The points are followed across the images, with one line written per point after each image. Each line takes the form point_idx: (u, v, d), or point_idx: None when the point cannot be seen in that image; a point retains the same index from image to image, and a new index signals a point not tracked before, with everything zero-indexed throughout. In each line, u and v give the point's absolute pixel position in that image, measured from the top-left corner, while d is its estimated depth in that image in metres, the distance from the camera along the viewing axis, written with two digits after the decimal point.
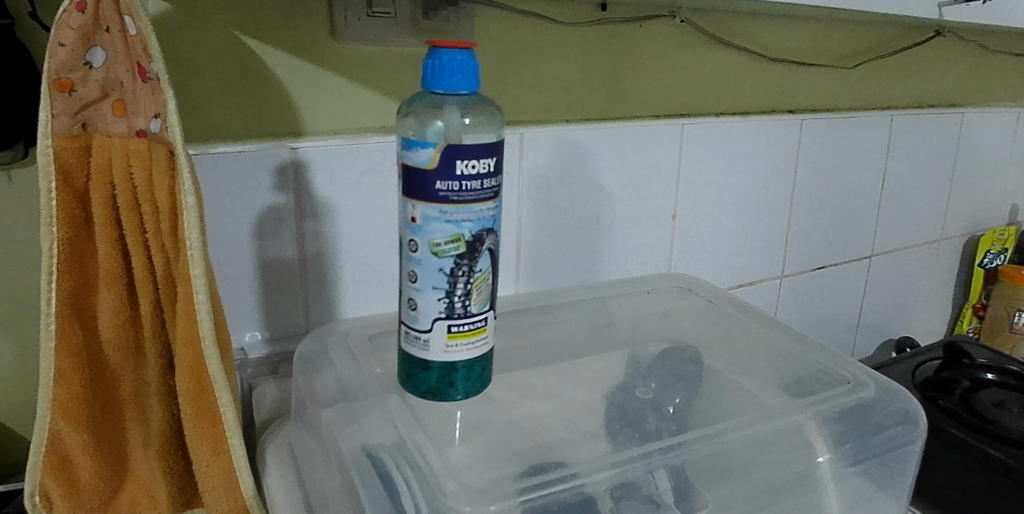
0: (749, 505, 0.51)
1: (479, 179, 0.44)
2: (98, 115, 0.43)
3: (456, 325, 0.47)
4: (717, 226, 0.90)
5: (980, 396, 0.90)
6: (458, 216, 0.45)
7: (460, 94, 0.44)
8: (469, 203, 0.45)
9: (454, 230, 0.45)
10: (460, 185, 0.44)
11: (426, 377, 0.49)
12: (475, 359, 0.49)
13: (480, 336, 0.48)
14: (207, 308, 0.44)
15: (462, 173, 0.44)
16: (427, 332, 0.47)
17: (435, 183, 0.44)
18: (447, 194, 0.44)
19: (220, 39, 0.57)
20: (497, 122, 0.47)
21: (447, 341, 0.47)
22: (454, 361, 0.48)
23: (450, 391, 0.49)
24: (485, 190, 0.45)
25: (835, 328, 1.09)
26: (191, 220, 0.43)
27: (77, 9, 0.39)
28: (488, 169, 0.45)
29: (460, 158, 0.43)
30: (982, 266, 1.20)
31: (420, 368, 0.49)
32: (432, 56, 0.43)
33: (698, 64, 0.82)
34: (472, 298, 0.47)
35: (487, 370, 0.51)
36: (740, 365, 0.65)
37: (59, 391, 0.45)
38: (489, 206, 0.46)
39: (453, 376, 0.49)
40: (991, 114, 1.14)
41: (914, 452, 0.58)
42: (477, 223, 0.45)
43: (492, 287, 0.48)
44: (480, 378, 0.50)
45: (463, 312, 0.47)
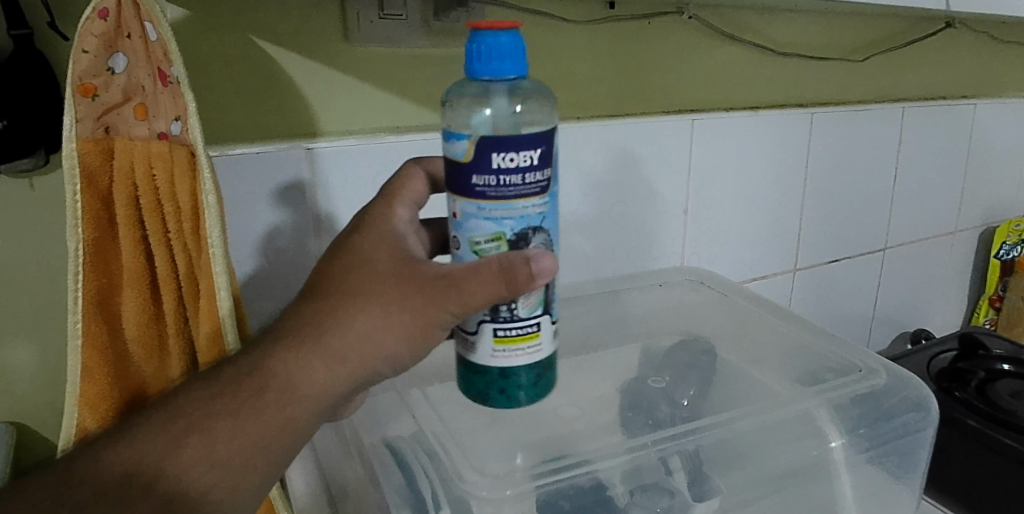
0: (762, 489, 0.53)
1: (519, 172, 0.42)
2: (120, 119, 0.44)
3: (501, 331, 0.45)
4: (730, 220, 0.90)
5: (996, 387, 0.89)
6: (498, 213, 0.43)
7: (508, 80, 0.42)
8: (507, 199, 0.43)
9: (494, 228, 0.43)
10: (498, 179, 0.42)
11: (478, 381, 0.47)
12: (526, 366, 0.46)
13: (533, 342, 0.46)
14: (228, 306, 0.46)
15: (498, 167, 0.42)
16: (472, 335, 0.46)
17: (471, 178, 0.42)
18: (484, 189, 0.42)
19: (237, 44, 0.59)
20: (546, 104, 0.45)
21: (492, 346, 0.45)
22: (501, 368, 0.46)
23: (498, 398, 0.47)
24: (527, 185, 0.43)
25: (851, 320, 1.09)
26: (212, 219, 0.45)
27: (99, 17, 0.41)
28: (529, 161, 0.42)
29: (496, 151, 0.42)
30: (999, 257, 1.18)
31: (468, 369, 0.47)
32: (474, 39, 0.41)
33: (708, 60, 0.83)
34: (518, 302, 0.45)
35: (546, 378, 0.48)
36: (753, 356, 0.65)
37: (88, 387, 0.46)
38: (534, 203, 0.43)
39: (503, 383, 0.47)
40: (1003, 105, 1.13)
41: (928, 438, 0.59)
42: (518, 222, 0.43)
43: (546, 289, 0.46)
44: (535, 388, 0.48)
45: (510, 317, 0.45)
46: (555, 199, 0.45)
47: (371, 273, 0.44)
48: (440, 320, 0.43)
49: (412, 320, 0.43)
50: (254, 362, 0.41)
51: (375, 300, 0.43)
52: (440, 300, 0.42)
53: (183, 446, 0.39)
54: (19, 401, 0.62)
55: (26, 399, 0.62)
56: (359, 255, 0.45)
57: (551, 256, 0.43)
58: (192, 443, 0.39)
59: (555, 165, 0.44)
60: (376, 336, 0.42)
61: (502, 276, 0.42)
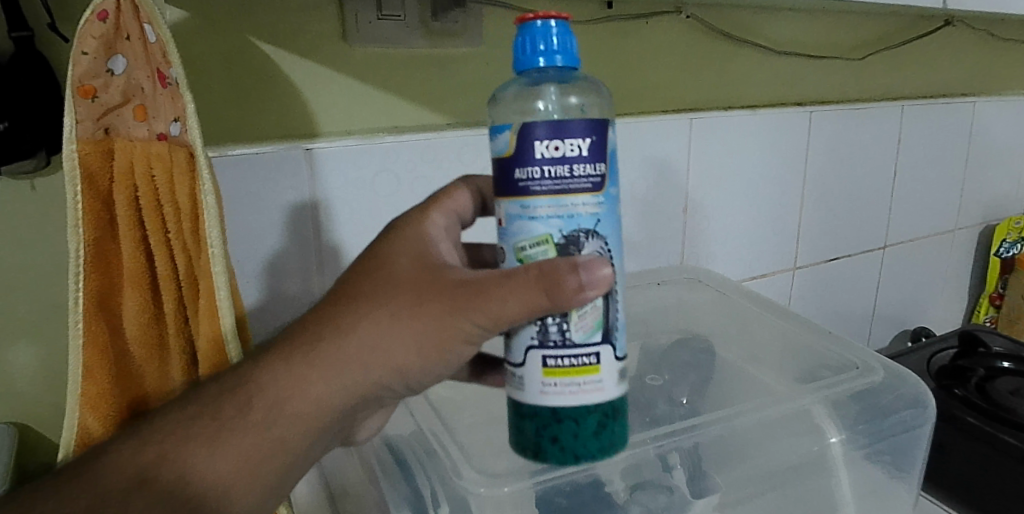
0: (762, 484, 0.53)
1: (565, 163, 0.38)
2: (119, 120, 0.45)
3: (552, 358, 0.40)
4: (729, 219, 0.90)
5: (996, 384, 0.89)
6: (544, 212, 0.39)
7: (556, 62, 0.39)
8: (554, 195, 0.39)
9: (540, 229, 0.39)
10: (542, 172, 0.39)
11: (525, 427, 0.42)
12: (584, 406, 0.40)
13: (592, 377, 0.40)
14: (228, 305, 0.46)
15: (542, 158, 0.39)
16: (519, 368, 0.41)
17: (513, 172, 0.39)
18: (527, 183, 0.39)
19: (236, 45, 0.59)
20: (604, 99, 0.42)
21: (542, 380, 0.40)
22: (552, 408, 0.41)
23: (552, 447, 0.41)
24: (576, 178, 0.39)
25: (851, 318, 1.09)
26: (211, 219, 0.45)
27: (98, 19, 0.41)
28: (577, 151, 0.39)
29: (538, 138, 0.38)
30: (998, 255, 1.18)
31: (517, 416, 0.42)
32: (521, 31, 0.40)
33: (706, 60, 0.83)
34: (570, 323, 0.40)
35: (605, 430, 0.42)
36: (751, 354, 0.65)
37: (89, 386, 0.46)
38: (585, 200, 0.39)
39: (556, 427, 0.41)
40: (1002, 103, 1.13)
41: (925, 435, 0.59)
42: (568, 222, 0.39)
43: (605, 313, 0.41)
44: (596, 436, 0.41)
45: (561, 341, 0.40)
46: (614, 200, 0.41)
47: (397, 283, 0.42)
48: (465, 335, 0.41)
49: (436, 335, 0.41)
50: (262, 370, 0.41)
51: (397, 313, 0.41)
52: (465, 314, 0.40)
53: (187, 450, 0.40)
54: (22, 402, 0.62)
55: (28, 400, 0.62)
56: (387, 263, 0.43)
57: (605, 263, 0.40)
58: (194, 448, 0.40)
59: (611, 160, 0.40)
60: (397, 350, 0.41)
61: (536, 291, 0.39)
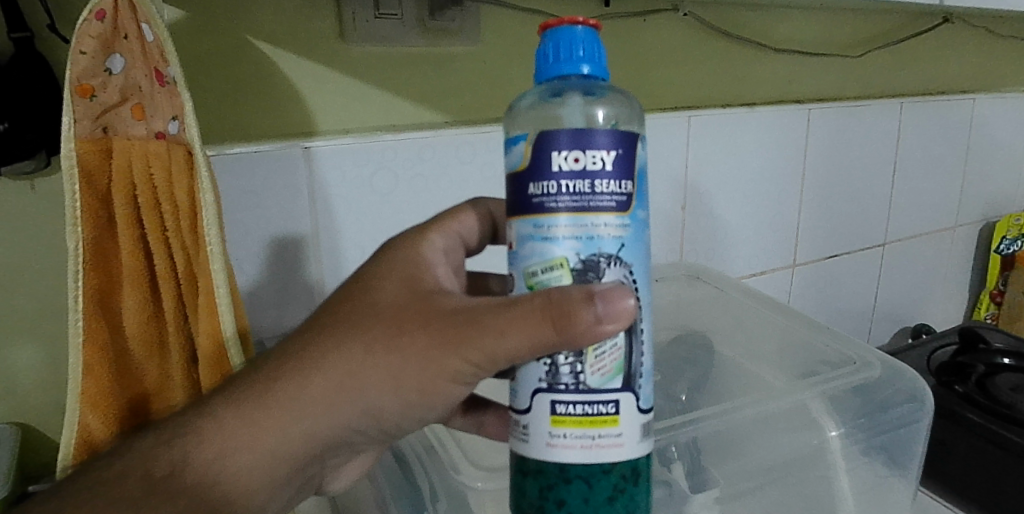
0: (758, 479, 0.53)
1: (583, 176, 0.36)
2: (118, 119, 0.45)
3: (562, 406, 0.37)
4: (728, 216, 0.90)
5: (996, 381, 0.89)
6: (559, 231, 0.37)
7: (581, 69, 0.38)
8: (572, 213, 0.36)
9: (554, 251, 0.37)
10: (558, 186, 0.36)
11: (530, 483, 0.39)
12: (598, 465, 0.37)
13: (610, 430, 0.37)
14: (227, 302, 0.47)
15: (559, 171, 0.36)
16: (526, 417, 0.38)
17: (527, 187, 0.37)
18: (542, 199, 0.37)
19: (234, 44, 0.59)
20: (633, 111, 0.41)
21: (550, 430, 0.37)
22: (560, 464, 0.37)
23: (559, 510, 0.38)
24: (595, 194, 0.36)
25: (851, 315, 1.09)
26: (210, 216, 0.46)
27: (96, 18, 0.42)
28: (598, 165, 0.36)
29: (556, 149, 0.36)
30: (999, 252, 1.18)
31: (521, 472, 0.39)
32: (546, 38, 0.38)
33: (704, 58, 0.83)
34: (585, 364, 0.37)
35: (619, 497, 0.38)
36: (749, 350, 0.65)
37: (89, 384, 0.46)
38: (608, 221, 0.37)
39: (564, 489, 0.38)
40: (1002, 100, 1.13)
41: (923, 430, 0.59)
42: (586, 245, 0.37)
43: (626, 357, 0.38)
44: (611, 501, 0.38)
45: (574, 386, 0.37)
46: (641, 224, 0.38)
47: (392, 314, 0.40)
48: (469, 369, 0.39)
49: (438, 369, 0.39)
50: (261, 395, 0.40)
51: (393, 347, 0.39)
52: (467, 348, 0.38)
53: (191, 469, 0.40)
54: (23, 401, 0.63)
55: (31, 400, 0.63)
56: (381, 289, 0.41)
57: (627, 294, 0.37)
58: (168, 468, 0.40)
59: (639, 181, 0.38)
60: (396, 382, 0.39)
61: (544, 324, 0.36)
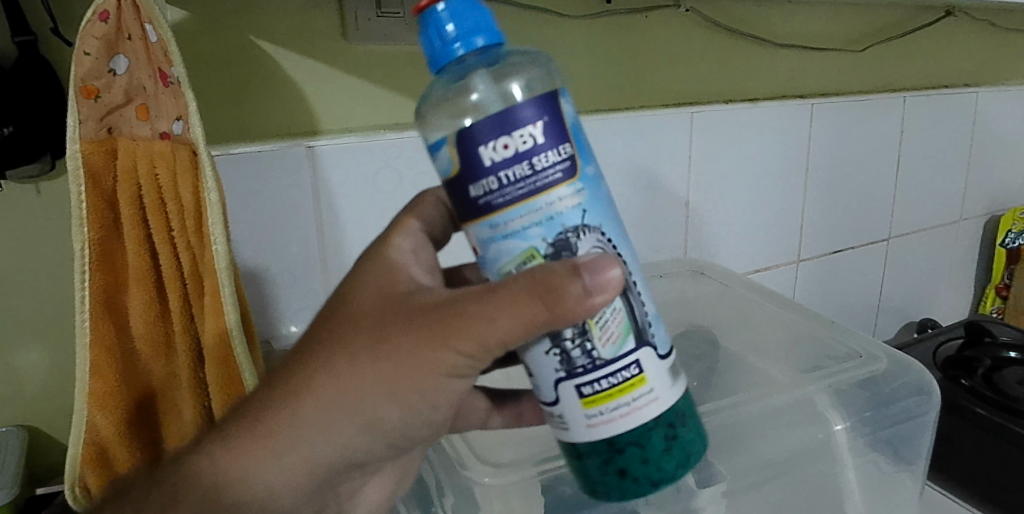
0: (763, 473, 0.53)
1: (519, 159, 0.36)
2: (122, 120, 0.45)
3: (587, 387, 0.38)
4: (732, 212, 0.90)
5: (1003, 375, 0.88)
6: (517, 224, 0.37)
7: (474, 43, 0.37)
8: (524, 201, 0.36)
9: (520, 244, 0.37)
10: (500, 179, 0.36)
11: (586, 466, 0.40)
12: (643, 425, 0.38)
13: (640, 390, 0.38)
14: (233, 300, 0.47)
15: (494, 164, 0.36)
16: (557, 407, 0.39)
17: (469, 191, 0.37)
18: (489, 198, 0.36)
19: (237, 45, 0.60)
20: (547, 68, 0.39)
21: (586, 412, 0.38)
22: (607, 438, 0.38)
23: (625, 481, 0.39)
24: (538, 172, 0.36)
25: (856, 310, 1.09)
26: (215, 216, 0.46)
27: (100, 19, 0.42)
28: (529, 141, 0.36)
29: (481, 144, 0.36)
30: (1004, 246, 1.17)
31: (576, 458, 0.40)
32: (424, 26, 0.37)
33: (706, 53, 0.83)
34: (594, 340, 0.38)
35: (673, 443, 0.39)
36: (756, 348, 0.65)
37: (97, 385, 0.47)
38: (562, 194, 0.37)
39: (621, 459, 0.39)
40: (1006, 93, 1.13)
41: (930, 423, 0.59)
42: (548, 226, 0.37)
43: (630, 317, 0.38)
44: (668, 451, 0.39)
45: (591, 365, 0.38)
46: (594, 181, 0.38)
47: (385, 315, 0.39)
48: (464, 359, 0.38)
49: (432, 361, 0.38)
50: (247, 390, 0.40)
51: (390, 349, 0.38)
52: (458, 336, 0.37)
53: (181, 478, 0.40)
54: (30, 405, 0.63)
55: (38, 403, 0.63)
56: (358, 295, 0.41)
57: (614, 263, 0.37)
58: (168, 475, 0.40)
59: (575, 139, 0.37)
60: (399, 383, 0.39)
61: (534, 305, 0.36)
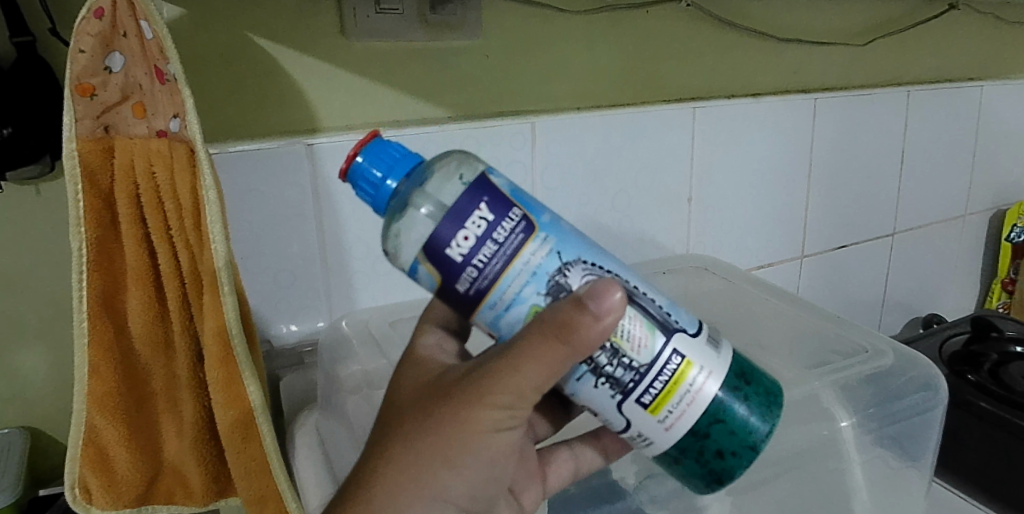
0: (769, 469, 0.53)
1: (482, 239, 0.36)
2: (119, 118, 0.45)
3: (646, 397, 0.38)
4: (735, 208, 0.89)
5: (1010, 370, 0.87)
6: (509, 294, 0.37)
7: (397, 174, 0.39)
8: (505, 272, 0.37)
9: (522, 308, 0.37)
10: (477, 264, 0.37)
11: (688, 465, 0.40)
12: (715, 398, 0.39)
13: (692, 375, 0.38)
14: (232, 300, 0.46)
15: (463, 255, 0.36)
16: (630, 426, 0.39)
17: (459, 288, 0.37)
18: (477, 286, 0.37)
19: (234, 44, 0.59)
20: (470, 155, 0.40)
21: (658, 417, 0.38)
22: (691, 428, 0.39)
23: (726, 460, 0.40)
24: (505, 243, 0.37)
25: (861, 307, 1.08)
26: (213, 214, 0.45)
27: (94, 16, 0.41)
28: (482, 223, 0.37)
29: (446, 246, 0.36)
30: (1010, 240, 1.16)
31: (672, 463, 0.40)
32: (357, 187, 0.39)
33: (708, 48, 0.82)
34: (626, 353, 0.38)
35: (750, 399, 0.40)
36: (761, 343, 0.64)
37: (95, 385, 0.47)
38: (532, 250, 0.37)
39: (713, 441, 0.39)
40: (1011, 86, 1.12)
41: (937, 418, 0.59)
42: (534, 280, 0.37)
43: (647, 316, 0.38)
44: (748, 412, 0.40)
45: (638, 375, 0.38)
46: (555, 225, 0.38)
47: (425, 395, 0.40)
48: (505, 411, 0.38)
49: (474, 421, 0.38)
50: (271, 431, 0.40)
51: (435, 419, 0.39)
52: (492, 393, 0.38)
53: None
54: (33, 406, 0.62)
55: (40, 405, 0.63)
56: (399, 392, 0.43)
57: (610, 282, 0.36)
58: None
59: (520, 199, 0.38)
60: (449, 445, 0.38)
61: (552, 347, 0.36)
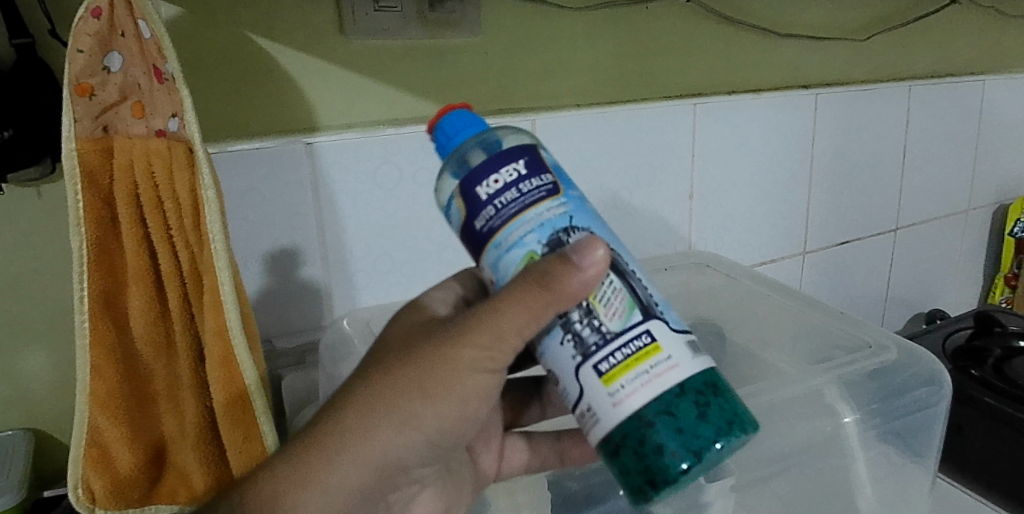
0: (774, 464, 0.53)
1: (510, 186, 0.36)
2: (118, 118, 0.45)
3: (604, 364, 0.36)
4: (737, 203, 0.89)
5: (1014, 364, 0.87)
6: (514, 237, 0.36)
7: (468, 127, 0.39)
8: (515, 217, 0.36)
9: (520, 253, 0.36)
10: (495, 206, 0.36)
11: (626, 458, 0.37)
12: (672, 390, 0.36)
13: (657, 358, 0.36)
14: (233, 300, 0.46)
15: (488, 194, 0.36)
16: (581, 395, 0.37)
17: (474, 226, 0.37)
18: (489, 225, 0.36)
19: (232, 43, 0.59)
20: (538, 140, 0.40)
21: (609, 390, 0.36)
22: (638, 413, 0.36)
23: (664, 457, 0.36)
24: (529, 194, 0.36)
25: (864, 302, 1.08)
26: (211, 212, 0.45)
27: (92, 16, 0.41)
28: (516, 174, 0.36)
29: (476, 184, 0.36)
30: (1013, 235, 1.15)
31: (612, 455, 0.37)
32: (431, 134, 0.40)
33: (708, 44, 0.82)
34: (600, 316, 0.37)
35: (708, 407, 0.37)
36: (766, 341, 0.64)
37: (97, 385, 0.46)
38: (549, 207, 0.37)
39: (655, 432, 0.36)
40: (1012, 80, 1.12)
41: (942, 413, 0.58)
42: (540, 230, 0.36)
43: (632, 294, 0.37)
44: (702, 416, 0.36)
45: (603, 341, 0.36)
46: (579, 201, 0.38)
47: (410, 339, 0.40)
48: (484, 352, 0.38)
49: (454, 360, 0.38)
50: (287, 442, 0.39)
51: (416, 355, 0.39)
52: (472, 331, 0.38)
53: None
54: (36, 408, 0.62)
55: (43, 406, 0.63)
56: None
57: (597, 239, 0.36)
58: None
59: (557, 171, 0.38)
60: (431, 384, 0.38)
61: (532, 292, 0.36)
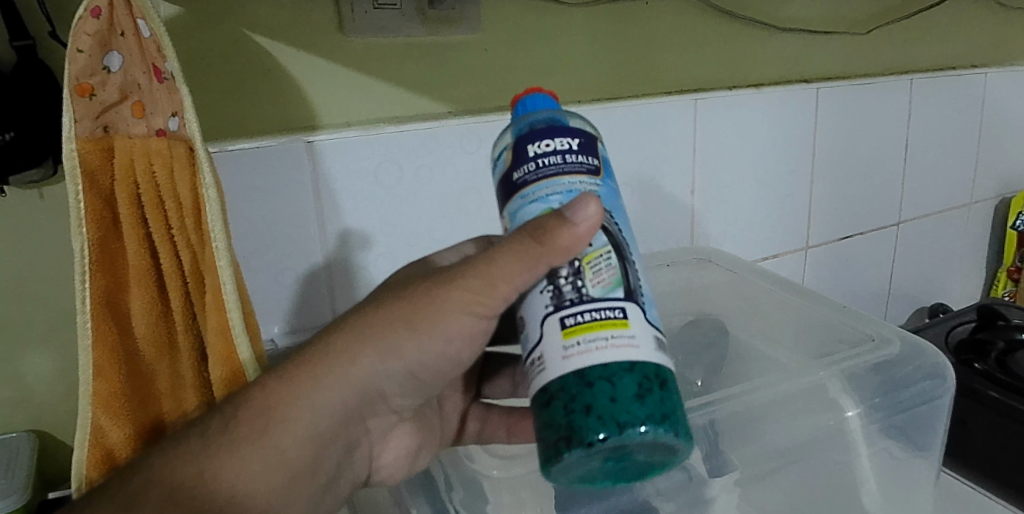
0: (777, 460, 0.53)
1: (557, 153, 0.38)
2: (118, 118, 0.44)
3: (570, 318, 0.36)
4: (738, 199, 0.89)
5: (1018, 359, 0.86)
6: (543, 192, 0.38)
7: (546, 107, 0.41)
8: (549, 178, 0.38)
9: (540, 207, 0.38)
10: (537, 164, 0.38)
11: (554, 414, 0.36)
12: (621, 363, 0.36)
13: (621, 332, 0.36)
14: (235, 299, 0.46)
15: (535, 153, 0.38)
16: (539, 341, 0.37)
17: (512, 176, 0.39)
18: (524, 178, 0.38)
19: (231, 42, 0.59)
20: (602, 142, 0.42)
21: (564, 342, 0.36)
22: (582, 371, 0.36)
23: (589, 420, 0.35)
24: (572, 164, 0.38)
25: (866, 296, 1.08)
26: (213, 211, 0.45)
27: (92, 15, 0.41)
28: (569, 146, 0.39)
29: (530, 142, 0.39)
30: (1015, 228, 1.14)
31: (544, 406, 0.37)
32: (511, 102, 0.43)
33: (708, 39, 0.82)
34: (585, 279, 0.37)
35: (648, 394, 0.36)
36: (772, 338, 0.64)
37: (101, 386, 0.46)
38: (584, 180, 0.38)
39: (590, 394, 0.35)
40: (1014, 73, 1.11)
41: (945, 407, 0.58)
42: (568, 194, 0.38)
43: (623, 274, 0.38)
44: (639, 399, 0.35)
45: (578, 299, 0.37)
46: (614, 192, 0.40)
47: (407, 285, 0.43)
48: (471, 297, 0.40)
49: (443, 299, 0.41)
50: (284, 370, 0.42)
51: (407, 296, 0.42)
52: (464, 276, 0.40)
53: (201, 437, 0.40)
54: (41, 410, 0.62)
55: (47, 409, 0.63)
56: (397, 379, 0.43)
57: (595, 197, 0.37)
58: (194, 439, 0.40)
59: (605, 162, 0.40)
60: (415, 316, 0.41)
61: (525, 242, 0.37)
